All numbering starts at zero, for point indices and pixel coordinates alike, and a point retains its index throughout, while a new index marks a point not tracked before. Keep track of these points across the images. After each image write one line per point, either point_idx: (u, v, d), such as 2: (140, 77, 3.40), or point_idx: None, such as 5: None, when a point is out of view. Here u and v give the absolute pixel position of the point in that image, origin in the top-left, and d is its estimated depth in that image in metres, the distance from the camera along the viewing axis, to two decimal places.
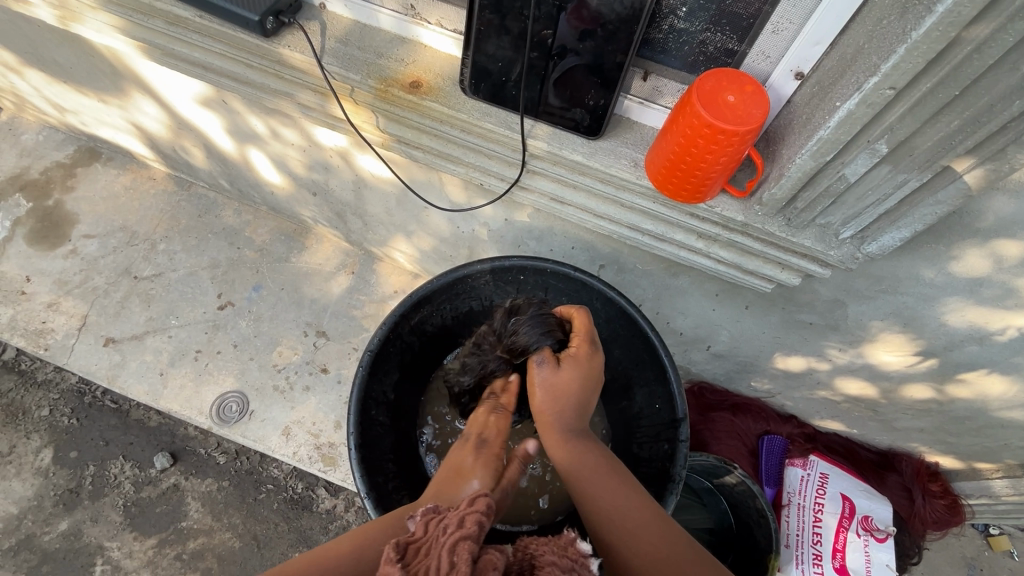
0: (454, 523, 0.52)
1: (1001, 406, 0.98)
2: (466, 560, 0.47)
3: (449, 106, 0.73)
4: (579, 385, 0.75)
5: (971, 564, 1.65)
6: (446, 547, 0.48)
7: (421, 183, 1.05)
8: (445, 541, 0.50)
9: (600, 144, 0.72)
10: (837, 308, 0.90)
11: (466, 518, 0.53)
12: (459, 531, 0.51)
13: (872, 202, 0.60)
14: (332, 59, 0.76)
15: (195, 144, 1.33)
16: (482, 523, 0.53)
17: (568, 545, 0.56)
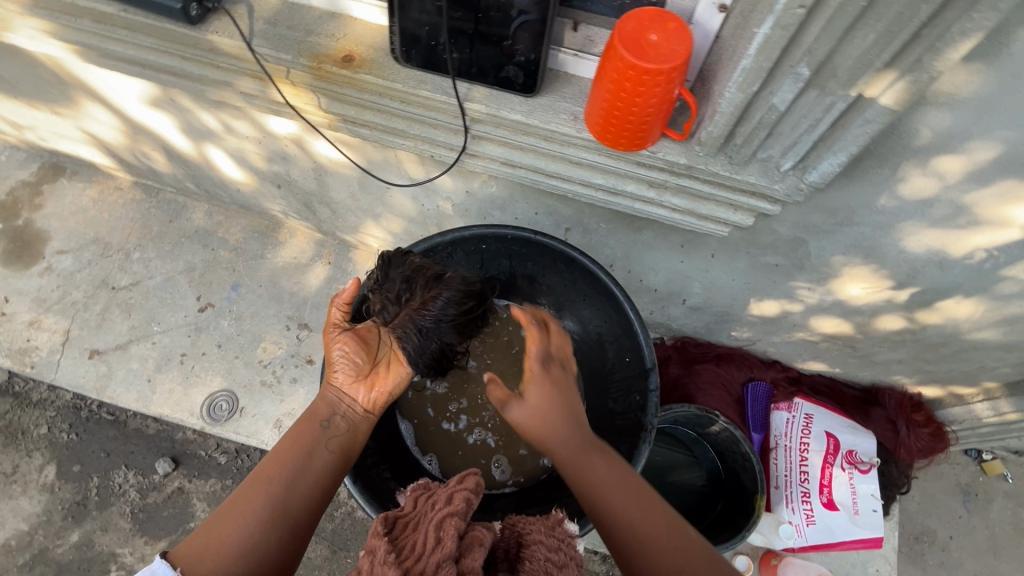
0: (443, 499, 0.55)
1: (971, 328, 0.98)
2: (451, 536, 0.50)
3: (383, 77, 0.73)
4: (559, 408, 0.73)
5: (966, 491, 1.68)
6: (434, 523, 0.52)
7: (378, 163, 1.05)
8: (433, 516, 0.53)
9: (537, 101, 0.71)
10: (799, 246, 0.90)
11: (455, 497, 0.56)
12: (447, 508, 0.53)
13: (806, 129, 0.59)
14: (261, 41, 0.75)
15: (154, 148, 1.32)
16: (470, 502, 0.56)
17: (553, 526, 0.59)
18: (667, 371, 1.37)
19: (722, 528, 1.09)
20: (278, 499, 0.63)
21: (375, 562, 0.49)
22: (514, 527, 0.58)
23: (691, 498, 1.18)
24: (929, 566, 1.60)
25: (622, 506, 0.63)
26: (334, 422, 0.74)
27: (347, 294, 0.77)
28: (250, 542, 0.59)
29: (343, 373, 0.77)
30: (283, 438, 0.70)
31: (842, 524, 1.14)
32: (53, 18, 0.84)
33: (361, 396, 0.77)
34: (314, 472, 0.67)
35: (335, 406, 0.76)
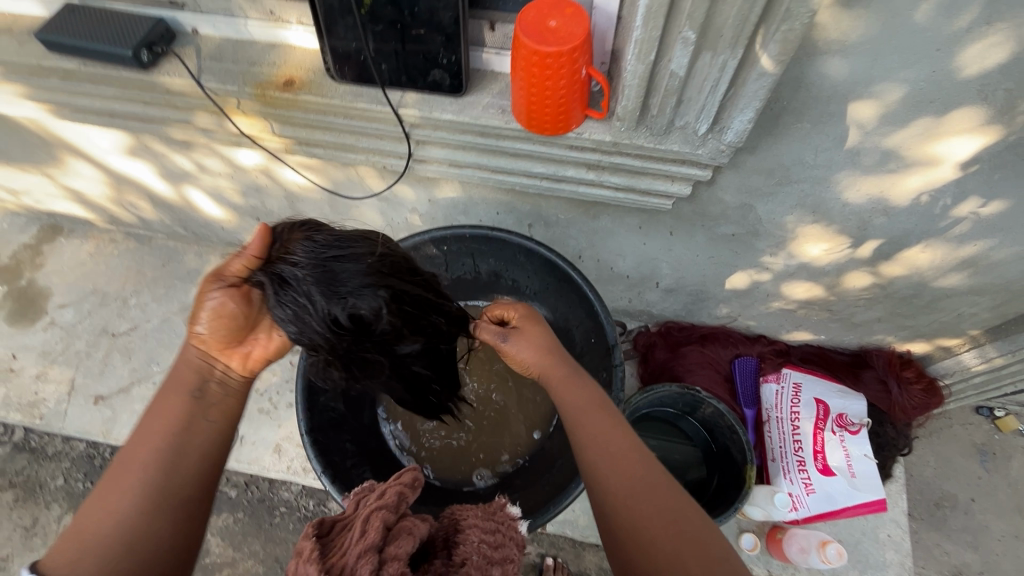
0: (376, 495, 0.54)
1: (937, 275, 0.99)
2: (378, 526, 0.49)
3: (322, 95, 0.78)
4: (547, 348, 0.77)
5: (982, 450, 1.64)
6: (360, 517, 0.50)
7: (342, 182, 1.10)
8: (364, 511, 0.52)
9: (466, 100, 0.76)
10: (748, 212, 0.92)
11: (389, 490, 0.55)
12: (378, 502, 0.53)
13: (709, 90, 0.62)
14: (209, 77, 0.81)
15: (139, 196, 1.40)
16: (404, 495, 0.56)
17: (497, 512, 0.61)
18: (653, 357, 1.38)
19: (714, 504, 1.07)
20: (155, 485, 0.60)
21: (297, 563, 0.46)
22: (452, 517, 0.59)
23: (689, 479, 1.17)
24: (953, 532, 1.55)
25: (619, 467, 0.63)
26: (208, 389, 0.68)
27: (250, 245, 0.67)
28: (129, 534, 0.58)
29: (217, 333, 0.69)
30: (151, 419, 0.65)
31: (841, 489, 1.13)
32: (24, 81, 0.91)
33: (234, 362, 0.71)
34: (191, 454, 0.63)
35: (206, 369, 0.70)
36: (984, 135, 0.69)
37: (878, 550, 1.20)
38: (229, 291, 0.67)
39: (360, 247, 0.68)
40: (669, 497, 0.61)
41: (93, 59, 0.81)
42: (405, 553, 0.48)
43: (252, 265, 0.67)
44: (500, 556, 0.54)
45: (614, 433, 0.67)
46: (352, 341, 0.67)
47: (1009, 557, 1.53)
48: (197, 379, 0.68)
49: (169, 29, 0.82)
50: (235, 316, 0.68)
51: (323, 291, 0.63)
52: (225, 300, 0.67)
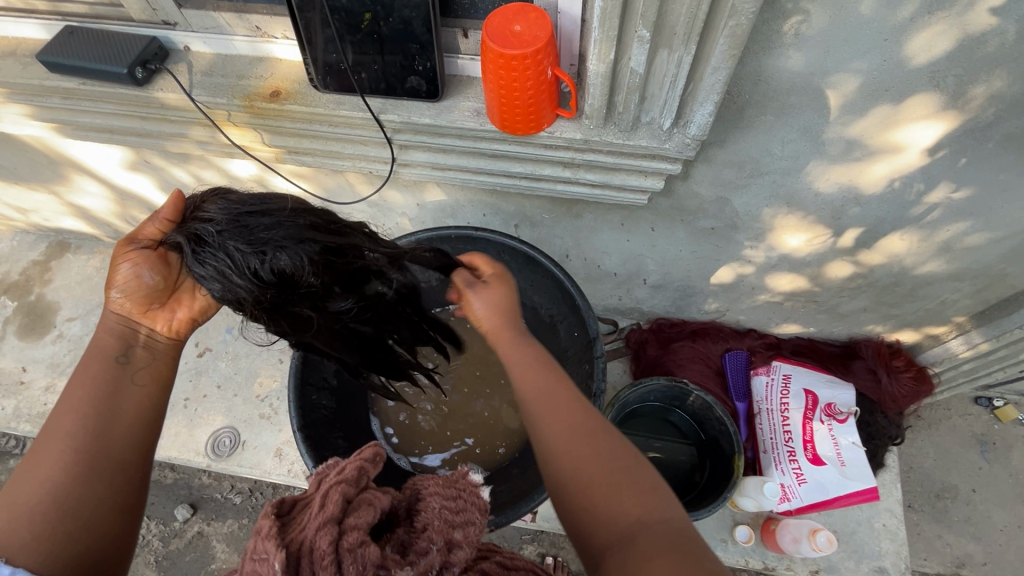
0: (337, 471, 0.56)
1: (916, 263, 1.00)
2: (334, 501, 0.51)
3: (307, 104, 0.82)
4: (500, 309, 0.76)
5: (982, 441, 1.63)
6: (319, 493, 0.52)
7: (333, 189, 1.13)
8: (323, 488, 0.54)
9: (443, 104, 0.79)
10: (724, 206, 0.95)
11: (348, 466, 0.57)
12: (336, 477, 0.55)
13: (669, 86, 0.65)
14: (200, 90, 0.85)
15: (141, 211, 1.44)
16: (364, 470, 0.58)
17: (458, 479, 0.62)
18: (645, 354, 1.39)
19: (704, 495, 1.09)
20: (87, 449, 0.60)
21: (257, 541, 0.48)
22: (414, 487, 0.61)
23: (681, 472, 1.18)
24: (954, 523, 1.55)
25: (558, 419, 0.62)
26: (133, 354, 0.68)
27: (162, 207, 0.68)
28: (67, 501, 0.57)
29: (134, 296, 0.68)
30: (73, 387, 0.64)
31: (832, 479, 1.14)
32: (28, 101, 0.95)
33: (161, 323, 0.71)
34: (124, 417, 0.64)
35: (128, 334, 0.69)
36: (942, 121, 0.70)
37: (873, 540, 1.20)
38: (142, 253, 0.67)
39: (274, 203, 0.66)
40: (609, 442, 0.59)
41: (91, 77, 0.85)
42: (364, 523, 0.50)
43: (167, 229, 0.68)
44: (462, 519, 0.57)
45: (551, 387, 0.65)
46: (276, 294, 0.65)
47: (1012, 548, 1.52)
48: (120, 344, 0.68)
49: (163, 47, 0.87)
50: (152, 281, 0.68)
51: (244, 244, 0.62)
52: (140, 264, 0.67)
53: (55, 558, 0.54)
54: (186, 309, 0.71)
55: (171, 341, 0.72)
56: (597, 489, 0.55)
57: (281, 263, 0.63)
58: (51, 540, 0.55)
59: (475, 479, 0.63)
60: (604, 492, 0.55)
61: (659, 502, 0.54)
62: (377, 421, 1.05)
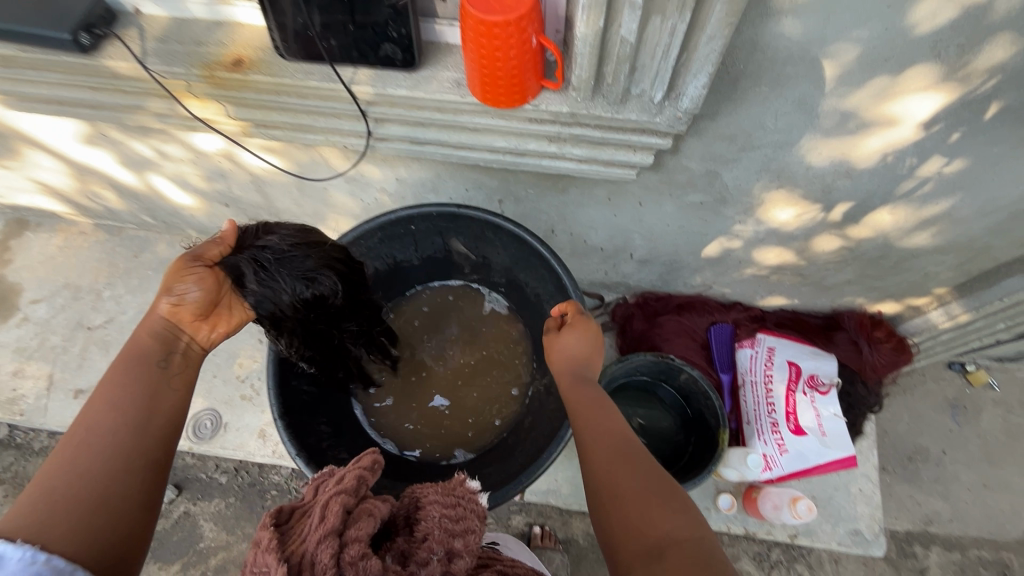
0: (337, 477, 0.55)
1: (903, 237, 0.99)
2: (336, 512, 0.49)
3: (272, 74, 0.76)
4: (577, 355, 0.81)
5: (954, 405, 1.68)
6: (319, 503, 0.51)
7: (307, 164, 1.07)
8: (323, 497, 0.52)
9: (420, 75, 0.74)
10: (714, 179, 0.92)
11: (350, 473, 0.56)
12: (338, 485, 0.53)
13: (661, 56, 0.61)
14: (154, 59, 0.78)
15: (103, 186, 1.37)
16: (363, 478, 0.56)
17: (458, 484, 0.61)
18: (631, 328, 1.39)
19: (690, 467, 1.10)
20: (129, 445, 0.63)
21: (256, 554, 0.47)
22: (412, 495, 0.60)
23: (667, 443, 1.19)
24: (925, 483, 1.61)
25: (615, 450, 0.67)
26: (173, 360, 0.72)
27: (226, 234, 0.75)
28: (107, 490, 0.59)
29: (185, 310, 0.73)
30: (109, 385, 0.67)
31: (813, 447, 1.16)
32: None
33: (202, 334, 0.76)
34: (161, 419, 0.66)
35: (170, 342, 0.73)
36: (942, 93, 0.68)
37: (850, 504, 1.25)
38: (202, 272, 0.72)
39: (321, 239, 0.79)
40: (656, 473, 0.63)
41: (31, 43, 0.77)
42: (365, 535, 0.49)
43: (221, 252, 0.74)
44: (461, 528, 0.56)
45: (610, 425, 0.71)
46: (312, 316, 0.77)
47: (978, 505, 1.59)
48: (165, 350, 0.71)
49: (110, 9, 0.79)
50: (197, 298, 0.73)
51: (298, 278, 0.73)
52: (196, 283, 0.72)
53: (88, 543, 0.55)
54: (225, 326, 0.78)
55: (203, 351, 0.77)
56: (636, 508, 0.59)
57: (316, 287, 0.75)
58: (90, 525, 0.56)
59: (474, 483, 0.62)
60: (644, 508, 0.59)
61: (693, 525, 0.57)
62: (360, 404, 1.02)
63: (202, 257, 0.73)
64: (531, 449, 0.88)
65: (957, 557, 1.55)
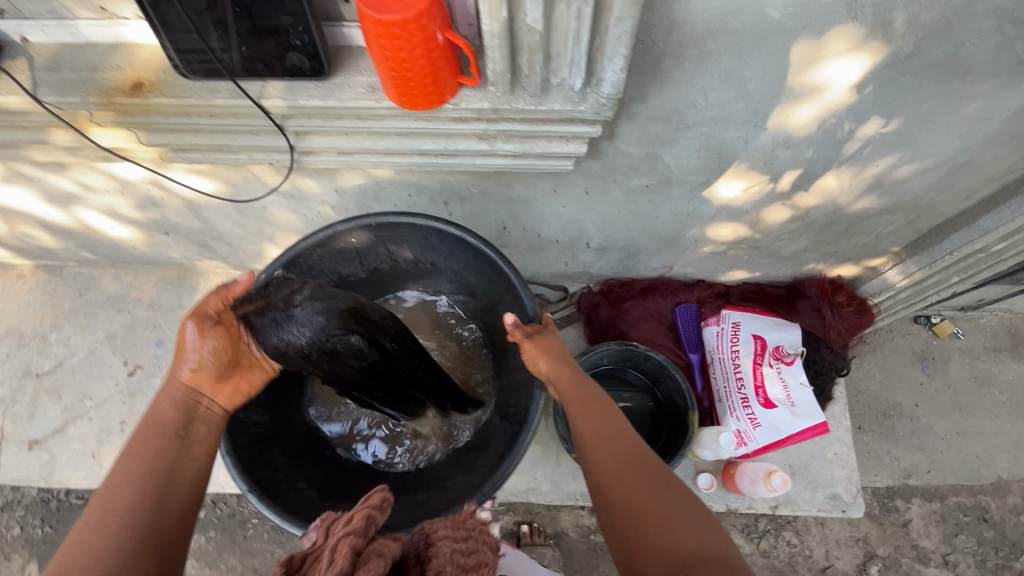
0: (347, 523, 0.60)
1: (852, 201, 0.99)
2: (344, 555, 0.55)
3: (175, 96, 0.71)
4: (562, 357, 0.81)
5: (922, 357, 1.71)
6: (328, 546, 0.56)
7: (241, 183, 1.02)
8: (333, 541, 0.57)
9: (332, 81, 0.70)
10: (655, 161, 0.90)
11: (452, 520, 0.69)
12: (346, 530, 0.58)
13: (573, 42, 0.59)
14: (46, 89, 0.73)
15: (33, 226, 1.30)
16: (371, 519, 0.61)
17: (470, 517, 0.72)
18: (597, 317, 1.37)
19: (664, 452, 1.09)
20: (150, 503, 0.62)
21: None
22: (423, 530, 0.66)
23: (641, 429, 1.18)
24: (901, 438, 1.64)
25: (618, 447, 0.69)
26: (193, 427, 0.71)
27: (236, 286, 0.72)
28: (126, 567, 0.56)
29: (207, 374, 0.72)
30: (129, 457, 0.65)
31: (784, 418, 1.16)
32: None
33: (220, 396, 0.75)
34: (184, 478, 0.66)
35: (189, 409, 0.72)
36: (866, 56, 0.67)
37: (826, 469, 1.26)
38: (217, 331, 0.72)
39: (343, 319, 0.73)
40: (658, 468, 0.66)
41: None
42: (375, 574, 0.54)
43: (248, 308, 0.72)
44: (473, 560, 0.63)
45: (619, 429, 0.72)
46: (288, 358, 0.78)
47: (952, 453, 1.62)
48: (183, 421, 0.70)
49: None
50: (218, 358, 0.73)
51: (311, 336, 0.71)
52: (217, 338, 0.72)
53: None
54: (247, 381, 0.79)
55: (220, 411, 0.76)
56: (638, 514, 0.61)
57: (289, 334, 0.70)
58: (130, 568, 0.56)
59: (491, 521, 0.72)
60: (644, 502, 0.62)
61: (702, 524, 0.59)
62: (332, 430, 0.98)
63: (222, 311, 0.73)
64: (498, 452, 0.85)
65: (937, 506, 1.58)
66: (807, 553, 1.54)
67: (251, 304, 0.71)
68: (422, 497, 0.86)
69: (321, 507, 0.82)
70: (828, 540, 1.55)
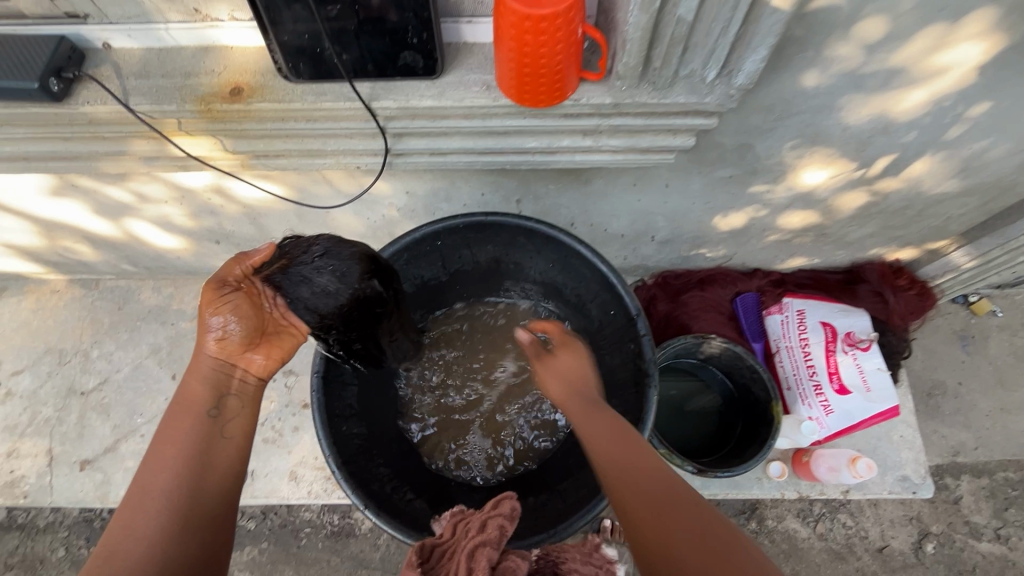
0: (477, 527, 0.56)
1: (934, 184, 0.98)
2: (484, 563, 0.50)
3: (277, 100, 0.69)
4: (575, 371, 0.77)
5: (962, 336, 1.73)
6: (464, 551, 0.52)
7: (310, 189, 0.99)
8: (467, 545, 0.53)
9: (444, 81, 0.68)
10: (746, 152, 0.88)
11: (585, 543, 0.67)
12: (480, 536, 0.53)
13: (719, 33, 0.57)
14: (138, 98, 0.69)
15: (76, 240, 1.26)
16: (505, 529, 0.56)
17: (593, 552, 0.64)
18: (656, 310, 1.36)
19: (746, 443, 1.09)
20: (177, 506, 0.59)
21: None
22: (548, 558, 0.63)
23: (711, 423, 1.18)
24: (947, 416, 1.65)
25: (626, 454, 0.63)
26: (225, 404, 0.66)
27: (258, 253, 0.67)
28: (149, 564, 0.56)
29: (232, 344, 0.66)
30: (160, 444, 0.62)
31: (857, 405, 1.16)
32: None
33: (254, 363, 0.68)
34: (216, 466, 0.63)
35: (223, 381, 0.67)
36: (992, 38, 0.66)
37: (894, 452, 1.26)
38: (235, 298, 0.65)
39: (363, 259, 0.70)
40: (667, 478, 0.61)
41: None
42: None
43: (273, 270, 0.67)
44: None
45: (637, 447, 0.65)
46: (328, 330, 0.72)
47: (997, 429, 1.65)
48: (214, 397, 0.65)
49: (75, 47, 0.69)
50: (240, 329, 0.66)
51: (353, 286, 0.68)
52: (234, 304, 0.65)
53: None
54: (279, 350, 0.69)
55: (260, 382, 0.70)
56: (665, 549, 0.53)
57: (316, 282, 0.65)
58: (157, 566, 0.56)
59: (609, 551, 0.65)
60: (656, 514, 0.56)
61: (718, 533, 0.54)
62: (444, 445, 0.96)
63: (237, 281, 0.66)
64: None
65: (985, 482, 1.60)
66: (863, 534, 1.55)
67: (274, 265, 0.67)
68: (533, 503, 0.85)
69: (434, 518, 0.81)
70: (883, 521, 1.56)
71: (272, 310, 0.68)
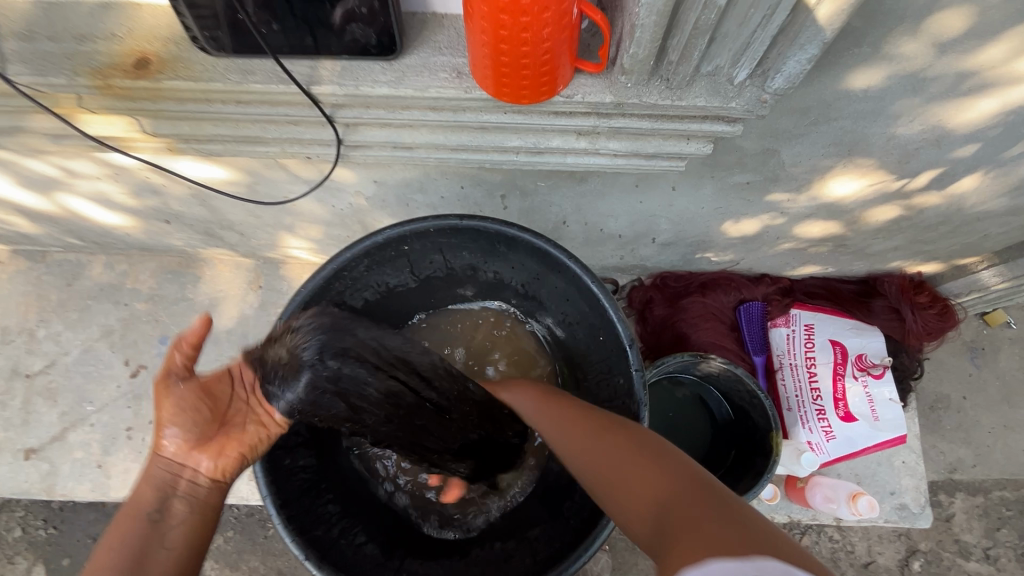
0: None
1: (978, 200, 0.86)
2: None
3: (194, 78, 0.55)
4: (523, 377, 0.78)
5: (972, 349, 1.61)
6: None
7: (262, 174, 0.86)
8: None
9: (404, 63, 0.54)
10: (769, 158, 0.75)
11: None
12: None
13: (758, 23, 0.44)
14: (20, 67, 0.55)
15: (8, 212, 1.12)
16: None
17: None
18: (652, 315, 1.25)
19: (740, 473, 1.00)
20: None
21: None
22: None
23: (703, 445, 1.09)
24: (949, 432, 1.58)
25: (601, 430, 0.60)
26: (168, 508, 0.63)
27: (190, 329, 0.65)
28: None
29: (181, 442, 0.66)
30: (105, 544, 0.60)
31: (861, 431, 1.08)
32: None
33: (202, 464, 0.67)
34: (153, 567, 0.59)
35: (169, 484, 0.65)
36: None
37: (894, 479, 1.18)
38: (181, 390, 0.65)
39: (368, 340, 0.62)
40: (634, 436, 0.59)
41: None
42: None
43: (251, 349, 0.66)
44: None
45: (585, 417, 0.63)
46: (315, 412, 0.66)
47: (999, 447, 1.57)
48: (157, 501, 0.63)
49: None
50: (194, 419, 0.66)
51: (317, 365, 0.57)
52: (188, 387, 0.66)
53: None
54: (238, 443, 0.66)
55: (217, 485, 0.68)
56: (636, 505, 0.51)
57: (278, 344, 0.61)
58: None
59: None
60: (632, 472, 0.53)
61: (679, 461, 0.53)
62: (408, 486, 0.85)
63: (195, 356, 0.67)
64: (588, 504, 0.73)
65: (980, 500, 1.55)
66: (849, 549, 1.50)
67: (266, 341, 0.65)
68: (498, 550, 0.77)
69: (386, 567, 0.73)
70: (871, 536, 1.51)
71: (238, 394, 0.68)
